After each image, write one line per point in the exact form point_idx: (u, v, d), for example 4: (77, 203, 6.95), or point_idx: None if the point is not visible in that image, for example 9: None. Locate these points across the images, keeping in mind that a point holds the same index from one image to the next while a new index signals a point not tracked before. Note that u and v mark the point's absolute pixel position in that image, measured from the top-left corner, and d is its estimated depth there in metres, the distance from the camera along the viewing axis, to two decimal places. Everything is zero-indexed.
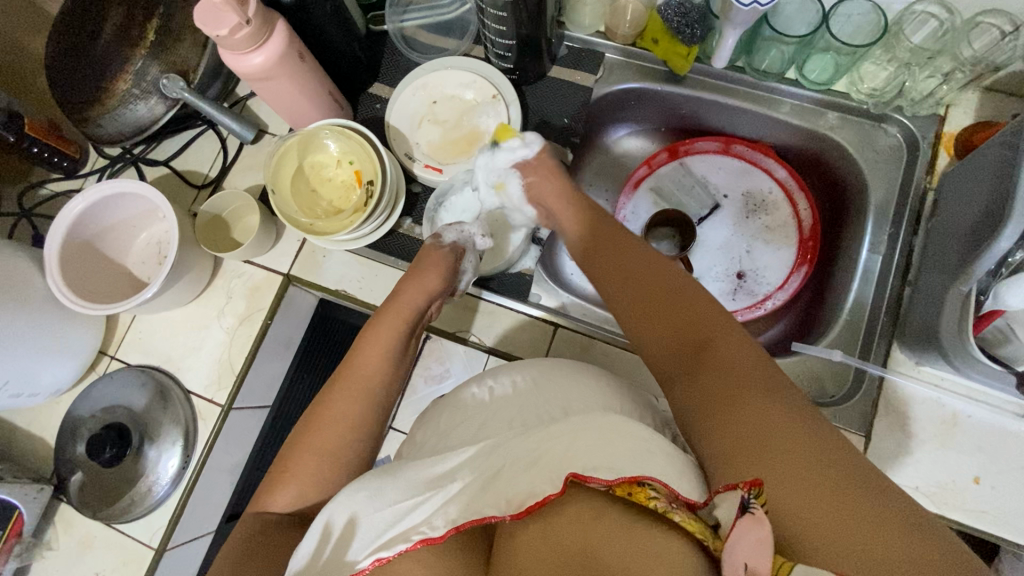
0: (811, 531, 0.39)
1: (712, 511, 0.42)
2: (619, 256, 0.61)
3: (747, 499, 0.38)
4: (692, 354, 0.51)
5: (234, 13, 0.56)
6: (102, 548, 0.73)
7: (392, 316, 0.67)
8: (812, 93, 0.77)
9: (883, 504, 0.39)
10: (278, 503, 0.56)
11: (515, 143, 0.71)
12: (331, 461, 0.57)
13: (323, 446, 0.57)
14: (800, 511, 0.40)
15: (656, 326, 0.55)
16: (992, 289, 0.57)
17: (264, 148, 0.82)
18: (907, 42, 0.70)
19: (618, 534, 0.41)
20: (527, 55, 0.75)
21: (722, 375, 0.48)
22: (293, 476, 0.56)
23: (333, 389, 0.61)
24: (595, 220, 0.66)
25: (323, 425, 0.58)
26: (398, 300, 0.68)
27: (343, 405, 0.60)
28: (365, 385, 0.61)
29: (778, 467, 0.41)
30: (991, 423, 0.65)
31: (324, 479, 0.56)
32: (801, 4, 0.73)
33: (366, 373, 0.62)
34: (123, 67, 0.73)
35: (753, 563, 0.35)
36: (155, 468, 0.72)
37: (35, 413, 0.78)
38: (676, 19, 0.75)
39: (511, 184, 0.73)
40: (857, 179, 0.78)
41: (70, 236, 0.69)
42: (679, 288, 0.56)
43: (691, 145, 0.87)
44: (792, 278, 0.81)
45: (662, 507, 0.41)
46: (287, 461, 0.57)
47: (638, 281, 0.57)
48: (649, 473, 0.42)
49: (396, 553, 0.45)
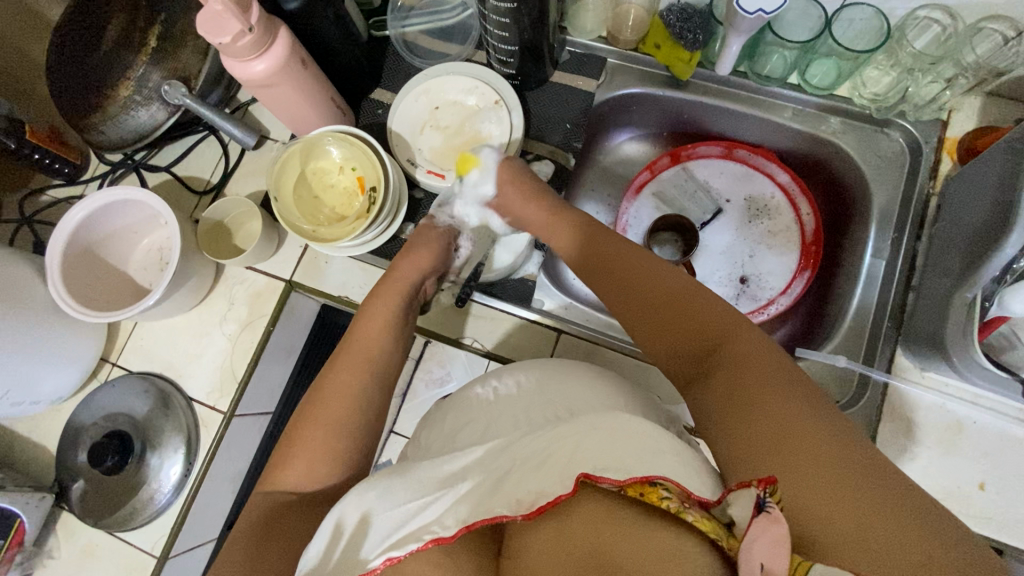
0: (828, 528, 0.38)
1: (725, 508, 0.41)
2: (627, 261, 0.61)
3: (764, 499, 0.39)
4: (705, 357, 0.52)
5: (237, 20, 0.56)
6: (104, 556, 0.73)
7: (388, 291, 0.68)
8: (814, 98, 0.77)
9: (900, 500, 0.39)
10: (286, 484, 0.55)
11: (474, 176, 0.73)
12: (337, 440, 0.57)
13: (326, 426, 0.58)
14: (817, 507, 0.39)
15: (666, 330, 0.56)
16: (997, 295, 0.57)
17: (266, 154, 0.82)
18: (910, 47, 0.71)
19: (631, 532, 0.41)
20: (530, 61, 0.75)
21: (733, 375, 0.48)
22: (297, 458, 0.56)
23: (335, 369, 0.62)
24: (593, 228, 0.66)
25: (326, 406, 0.59)
26: (395, 278, 0.69)
27: (346, 383, 0.60)
28: (366, 361, 0.62)
29: (793, 465, 0.41)
30: (996, 429, 0.65)
31: (332, 460, 0.57)
32: (805, 9, 0.72)
33: (367, 350, 0.63)
34: (124, 73, 0.73)
35: (770, 563, 0.35)
36: (157, 475, 0.72)
37: (35, 421, 0.77)
38: (678, 23, 0.73)
39: (493, 220, 0.76)
40: (860, 184, 0.78)
41: (72, 244, 0.69)
42: (687, 291, 0.56)
43: (693, 150, 0.87)
44: (796, 282, 0.81)
45: (674, 507, 0.40)
46: (290, 443, 0.57)
47: (645, 287, 0.58)
48: (660, 472, 0.42)
49: (409, 553, 0.44)
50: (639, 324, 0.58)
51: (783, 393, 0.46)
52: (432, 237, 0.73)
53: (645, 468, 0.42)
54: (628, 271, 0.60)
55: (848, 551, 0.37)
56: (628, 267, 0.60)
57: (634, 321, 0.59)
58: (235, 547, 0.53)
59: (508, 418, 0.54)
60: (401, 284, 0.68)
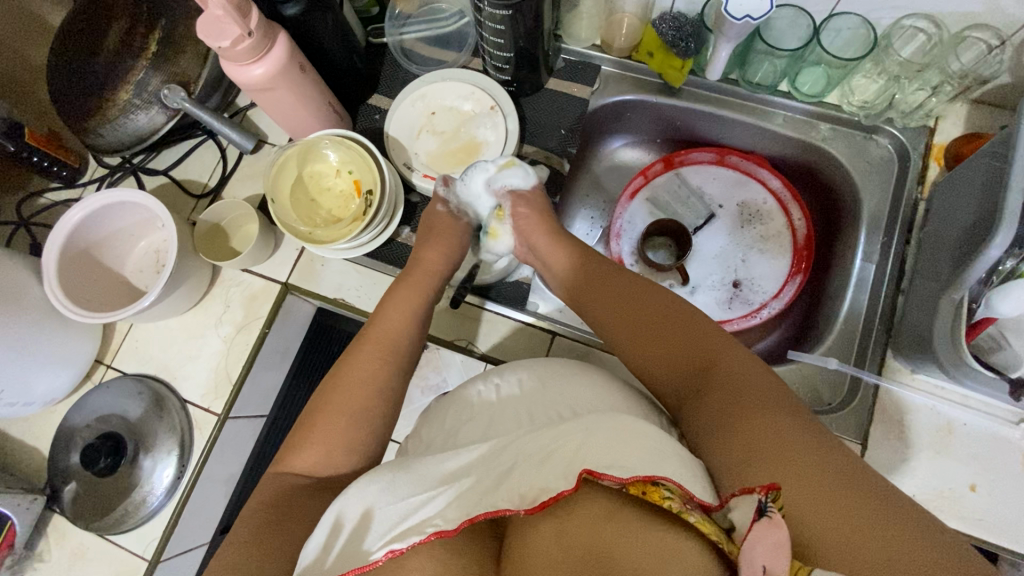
0: (825, 532, 0.39)
1: (726, 514, 0.42)
2: (617, 284, 0.63)
3: (764, 503, 0.38)
4: (694, 373, 0.53)
5: (235, 25, 0.56)
6: (95, 559, 0.73)
7: (416, 280, 0.69)
8: (806, 106, 0.79)
9: (890, 505, 0.40)
10: (300, 464, 0.56)
11: (515, 174, 0.75)
12: (355, 424, 0.57)
13: (348, 405, 0.58)
14: (817, 513, 0.40)
15: (658, 345, 0.56)
16: (984, 296, 0.59)
17: (264, 157, 0.83)
18: (896, 56, 0.72)
19: (633, 535, 0.41)
20: (525, 67, 0.76)
21: (727, 391, 0.49)
22: (317, 437, 0.56)
23: (358, 351, 0.62)
24: (584, 257, 0.69)
25: (351, 386, 0.59)
26: (425, 265, 0.71)
27: (371, 367, 0.61)
28: (391, 349, 0.63)
29: (791, 472, 0.42)
30: (987, 430, 0.65)
31: (349, 444, 0.57)
32: (793, 18, 0.74)
33: (392, 337, 0.64)
34: (123, 76, 0.74)
35: (771, 564, 0.35)
36: (150, 478, 0.72)
37: (28, 423, 0.77)
38: (671, 32, 0.76)
39: (503, 234, 0.77)
40: (848, 186, 0.79)
41: (69, 244, 0.70)
42: (672, 310, 0.58)
43: (686, 156, 0.88)
44: (787, 287, 0.82)
45: (676, 507, 0.40)
46: (312, 421, 0.58)
47: (636, 308, 0.60)
48: (663, 473, 0.42)
49: (410, 546, 0.45)
50: (631, 343, 0.59)
51: (774, 407, 0.47)
52: (453, 229, 0.75)
53: (648, 468, 0.42)
54: (618, 294, 0.62)
55: (853, 558, 0.38)
56: (617, 289, 0.62)
57: (626, 341, 0.59)
58: (245, 523, 0.53)
59: (501, 421, 0.55)
60: (427, 272, 0.70)
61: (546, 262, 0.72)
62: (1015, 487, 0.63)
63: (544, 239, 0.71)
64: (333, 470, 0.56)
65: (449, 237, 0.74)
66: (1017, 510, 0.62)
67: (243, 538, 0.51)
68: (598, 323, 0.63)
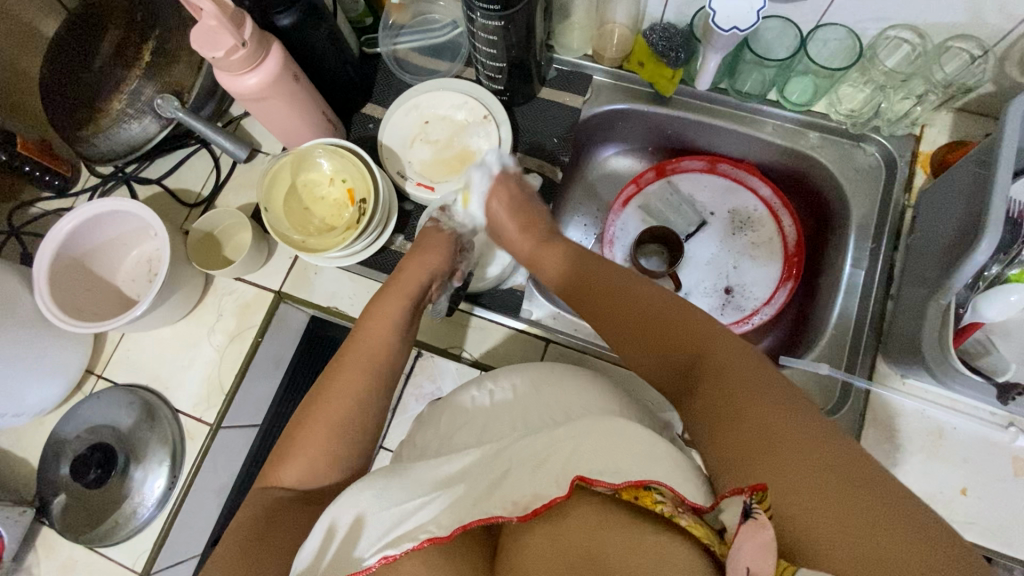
0: (818, 531, 0.40)
1: (717, 515, 0.41)
2: (607, 286, 0.61)
3: (748, 504, 0.39)
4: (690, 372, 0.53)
5: (229, 36, 0.57)
6: (84, 572, 0.72)
7: (401, 287, 0.68)
8: (794, 115, 0.80)
9: (889, 503, 0.40)
10: (284, 478, 0.55)
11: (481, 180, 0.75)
12: (342, 438, 0.57)
13: (335, 419, 0.57)
14: (804, 512, 0.41)
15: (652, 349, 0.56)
16: (970, 301, 0.60)
17: (257, 166, 0.83)
18: (881, 66, 0.74)
19: (622, 542, 0.41)
20: (516, 77, 0.77)
21: (720, 393, 0.49)
22: (302, 449, 0.56)
23: (343, 362, 0.62)
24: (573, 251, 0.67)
25: (334, 397, 0.58)
26: (410, 272, 0.69)
27: (356, 378, 0.60)
28: (376, 360, 0.63)
29: (784, 473, 0.42)
30: (976, 433, 0.66)
31: (331, 457, 0.56)
32: (782, 29, 0.75)
33: (377, 347, 0.63)
34: (117, 86, 0.73)
35: (756, 565, 0.35)
36: (141, 489, 0.71)
37: (16, 435, 0.76)
38: (662, 43, 0.77)
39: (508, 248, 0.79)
40: (837, 194, 0.80)
41: (59, 255, 0.69)
42: (663, 310, 0.56)
43: (678, 163, 0.89)
44: (779, 293, 0.83)
45: (668, 511, 0.40)
46: (295, 434, 0.57)
47: (625, 310, 0.58)
48: (655, 477, 0.42)
49: (404, 552, 0.44)
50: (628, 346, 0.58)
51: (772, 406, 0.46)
52: (442, 239, 0.73)
53: (640, 471, 0.42)
54: (608, 296, 0.60)
55: (847, 558, 0.38)
56: (610, 289, 0.61)
57: (621, 341, 0.59)
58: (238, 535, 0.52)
59: (495, 426, 0.55)
60: (413, 282, 0.69)
61: (535, 264, 0.70)
62: (1005, 489, 0.64)
63: (535, 244, 0.70)
64: (316, 484, 0.56)
65: (435, 233, 0.74)
66: (1005, 512, 0.63)
67: (233, 550, 0.50)
68: (594, 324, 0.62)
